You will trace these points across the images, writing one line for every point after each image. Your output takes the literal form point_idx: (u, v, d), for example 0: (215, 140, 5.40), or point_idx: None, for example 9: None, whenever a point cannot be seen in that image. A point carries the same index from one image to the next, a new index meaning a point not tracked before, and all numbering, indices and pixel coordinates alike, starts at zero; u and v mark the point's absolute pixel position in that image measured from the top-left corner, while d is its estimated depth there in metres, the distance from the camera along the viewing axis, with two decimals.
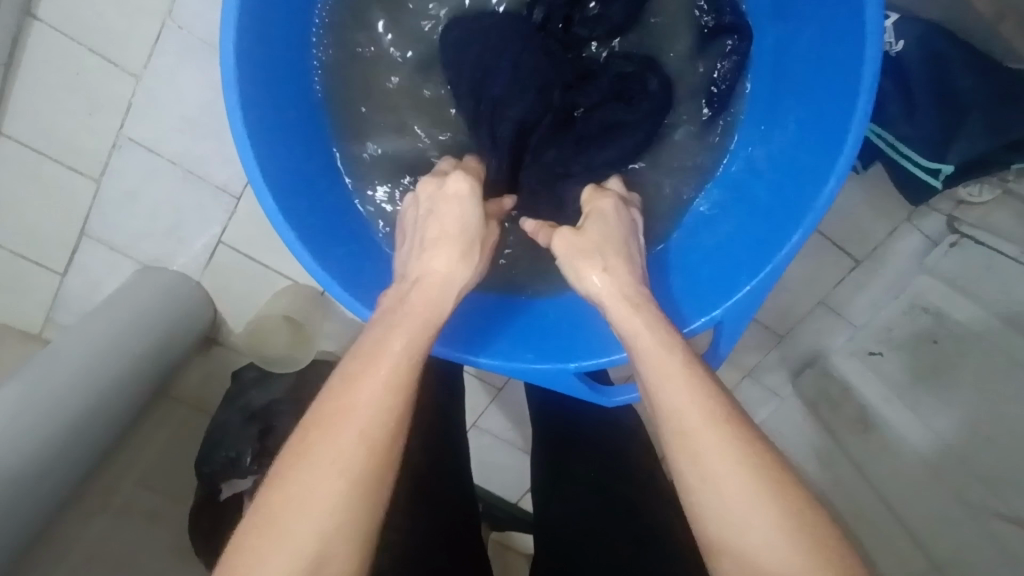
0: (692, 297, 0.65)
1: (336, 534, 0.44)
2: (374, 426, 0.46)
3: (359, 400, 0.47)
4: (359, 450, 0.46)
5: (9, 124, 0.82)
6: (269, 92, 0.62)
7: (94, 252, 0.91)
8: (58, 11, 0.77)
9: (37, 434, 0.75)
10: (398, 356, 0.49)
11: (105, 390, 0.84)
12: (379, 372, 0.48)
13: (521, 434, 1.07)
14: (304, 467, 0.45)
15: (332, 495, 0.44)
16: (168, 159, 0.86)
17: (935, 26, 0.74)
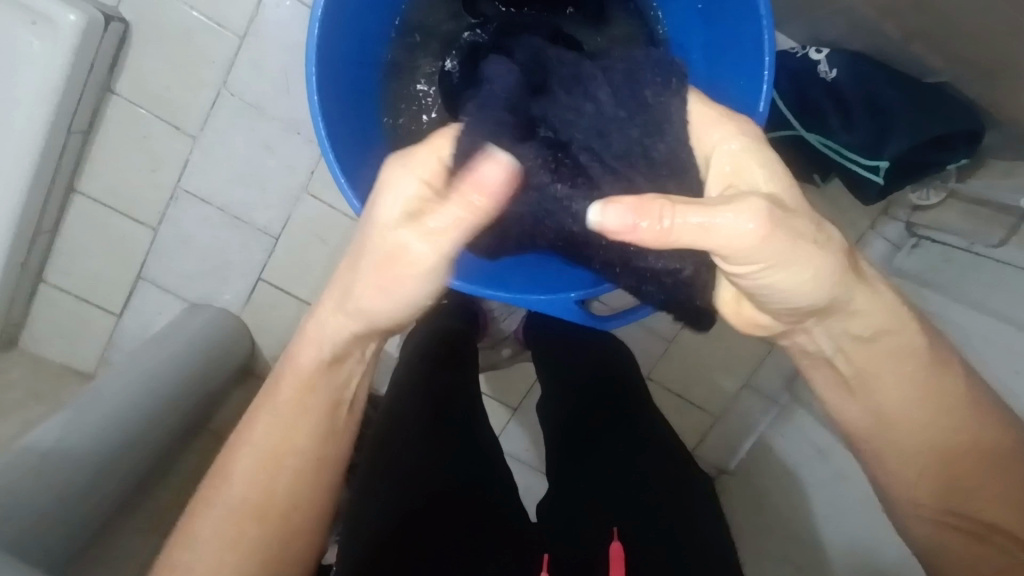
0: (732, 78, 0.65)
1: (260, 519, 0.48)
2: (253, 492, 0.49)
3: (243, 463, 0.50)
4: (281, 441, 0.50)
5: (83, 182, 0.97)
6: (341, 83, 0.67)
7: (148, 294, 1.02)
8: (132, 86, 0.93)
9: (98, 440, 0.82)
10: (280, 423, 0.50)
11: (157, 407, 0.91)
12: (262, 435, 0.50)
13: (539, 453, 1.13)
14: (194, 532, 0.48)
15: (223, 558, 0.47)
16: (217, 207, 0.99)
17: (859, 56, 0.90)
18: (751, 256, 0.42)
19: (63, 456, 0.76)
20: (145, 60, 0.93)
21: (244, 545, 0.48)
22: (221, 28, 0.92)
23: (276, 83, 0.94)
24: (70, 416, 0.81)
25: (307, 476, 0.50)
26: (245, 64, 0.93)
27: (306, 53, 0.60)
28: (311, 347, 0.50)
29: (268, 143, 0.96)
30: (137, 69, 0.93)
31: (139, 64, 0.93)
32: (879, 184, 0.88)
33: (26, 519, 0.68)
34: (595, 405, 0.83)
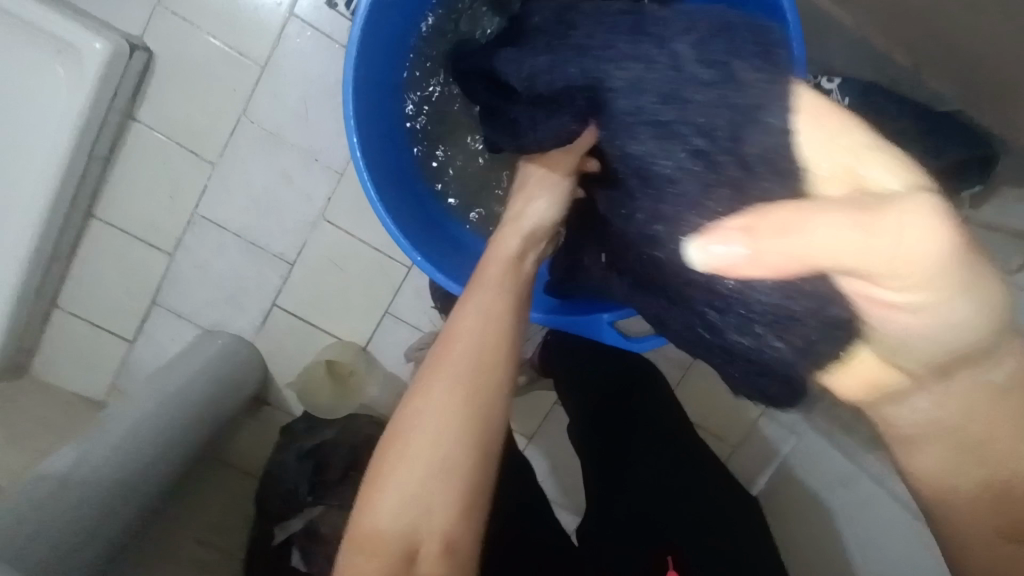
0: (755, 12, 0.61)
1: (448, 467, 0.46)
2: (478, 355, 0.50)
3: (465, 333, 0.51)
4: (461, 393, 0.48)
5: (101, 209, 0.97)
6: (382, 127, 0.73)
7: (162, 321, 1.02)
8: (153, 114, 0.94)
9: (111, 467, 0.79)
10: (494, 311, 0.53)
11: (170, 435, 0.89)
12: (479, 316, 0.52)
13: (556, 481, 1.11)
14: (418, 400, 0.48)
15: (444, 423, 0.47)
16: (234, 233, 0.99)
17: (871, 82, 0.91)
18: (915, 270, 0.31)
19: (76, 485, 0.74)
20: (167, 89, 0.94)
21: (435, 497, 0.46)
22: (242, 57, 0.93)
23: (295, 111, 0.95)
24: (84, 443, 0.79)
25: (491, 429, 0.49)
26: (265, 93, 0.94)
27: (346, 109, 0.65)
28: (487, 303, 0.53)
29: (286, 169, 0.97)
30: (158, 98, 0.94)
31: (160, 92, 0.94)
32: None
33: (41, 547, 0.67)
34: (632, 424, 0.85)
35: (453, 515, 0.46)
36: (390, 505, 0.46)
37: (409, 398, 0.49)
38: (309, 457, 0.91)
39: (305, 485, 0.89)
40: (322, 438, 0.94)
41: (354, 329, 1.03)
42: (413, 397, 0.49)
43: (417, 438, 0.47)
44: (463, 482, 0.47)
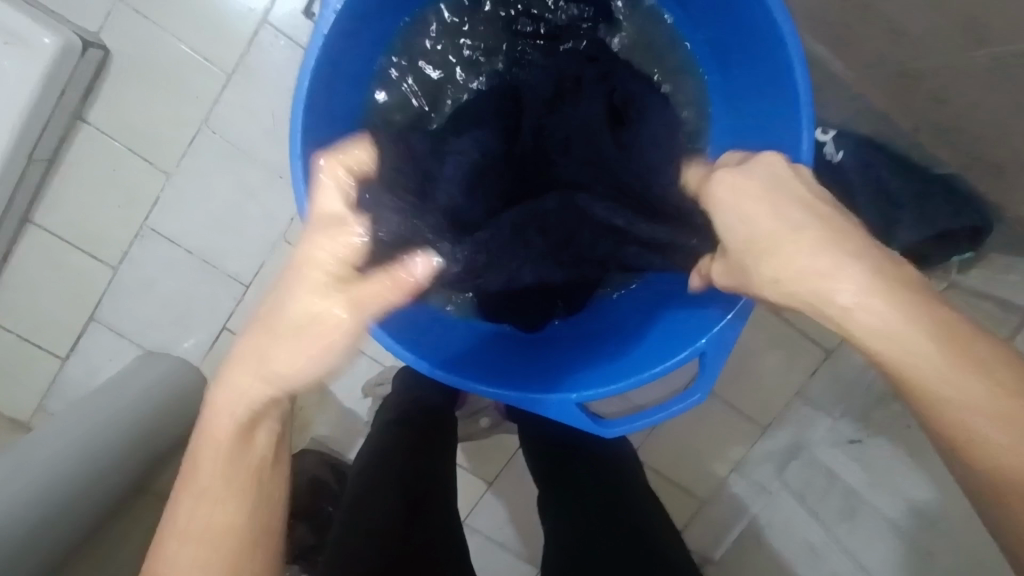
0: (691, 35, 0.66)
1: None
2: (226, 477, 0.43)
3: (206, 466, 0.43)
4: (229, 477, 0.43)
5: (41, 214, 0.89)
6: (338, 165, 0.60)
7: (99, 339, 0.94)
8: (106, 117, 0.87)
9: (22, 503, 0.74)
10: (233, 422, 0.44)
11: (95, 467, 0.83)
12: (222, 433, 0.44)
13: (516, 530, 1.04)
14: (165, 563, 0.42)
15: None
16: (186, 250, 0.92)
17: (867, 139, 0.87)
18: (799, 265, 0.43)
19: None
20: (123, 90, 0.87)
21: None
22: (209, 63, 0.87)
23: (261, 123, 0.89)
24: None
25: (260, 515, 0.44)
26: (231, 103, 0.88)
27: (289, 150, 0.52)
28: (229, 412, 0.44)
29: (246, 185, 0.90)
30: (114, 99, 0.87)
31: (116, 94, 0.87)
32: None
33: None
34: (599, 502, 0.81)
35: None
36: None
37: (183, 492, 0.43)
38: None
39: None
40: None
41: None
42: (182, 496, 0.43)
43: None
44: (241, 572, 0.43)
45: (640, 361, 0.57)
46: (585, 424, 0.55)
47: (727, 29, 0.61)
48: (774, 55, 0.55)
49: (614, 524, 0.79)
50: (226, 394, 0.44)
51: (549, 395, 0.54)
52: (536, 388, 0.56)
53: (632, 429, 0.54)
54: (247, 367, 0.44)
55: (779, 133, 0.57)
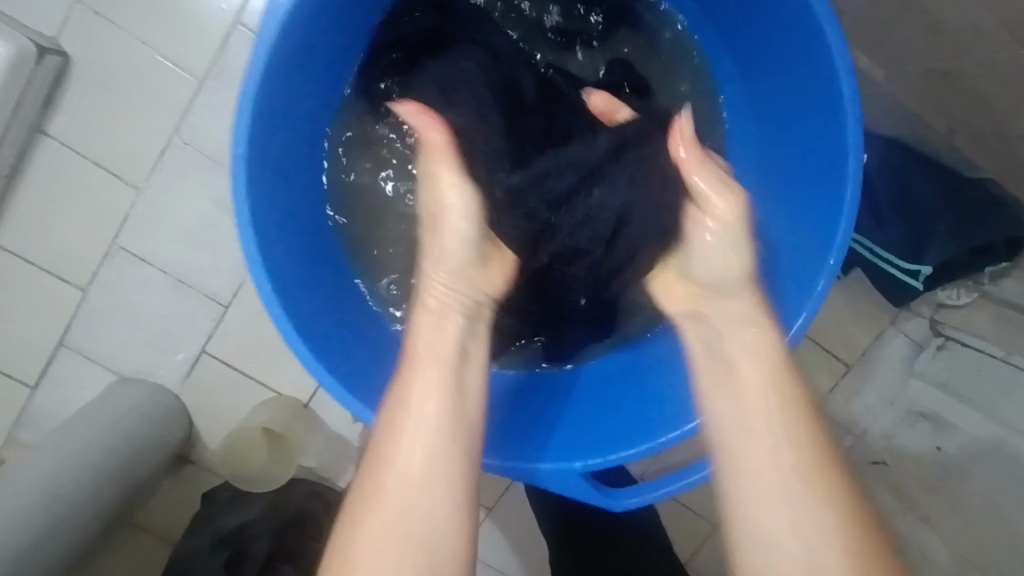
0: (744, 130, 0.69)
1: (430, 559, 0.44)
2: (436, 444, 0.47)
3: (416, 434, 0.47)
4: (437, 462, 0.47)
5: (4, 234, 0.83)
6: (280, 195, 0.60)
7: (71, 365, 0.88)
8: (70, 128, 0.81)
9: None
10: (438, 392, 0.49)
11: (75, 505, 0.77)
12: (428, 402, 0.49)
13: (518, 557, 0.99)
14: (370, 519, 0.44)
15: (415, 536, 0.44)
16: (160, 268, 0.86)
17: (893, 142, 0.81)
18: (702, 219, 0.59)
19: None
20: (86, 100, 0.80)
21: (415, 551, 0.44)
22: (177, 68, 0.80)
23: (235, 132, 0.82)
24: None
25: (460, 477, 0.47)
26: (202, 111, 0.81)
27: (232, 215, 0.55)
28: (432, 381, 0.50)
29: (222, 199, 0.84)
30: (77, 109, 0.81)
31: (79, 103, 0.80)
32: (919, 293, 0.79)
33: None
34: None
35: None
36: None
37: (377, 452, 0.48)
38: (224, 546, 0.82)
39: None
40: (244, 518, 0.85)
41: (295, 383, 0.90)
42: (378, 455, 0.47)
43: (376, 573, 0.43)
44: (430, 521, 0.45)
45: (653, 426, 0.58)
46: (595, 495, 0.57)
47: (782, 139, 0.64)
48: (832, 178, 0.57)
49: None
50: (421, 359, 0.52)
51: (558, 463, 0.57)
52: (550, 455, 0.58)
53: (644, 498, 0.56)
54: (436, 331, 0.54)
55: (811, 250, 0.59)
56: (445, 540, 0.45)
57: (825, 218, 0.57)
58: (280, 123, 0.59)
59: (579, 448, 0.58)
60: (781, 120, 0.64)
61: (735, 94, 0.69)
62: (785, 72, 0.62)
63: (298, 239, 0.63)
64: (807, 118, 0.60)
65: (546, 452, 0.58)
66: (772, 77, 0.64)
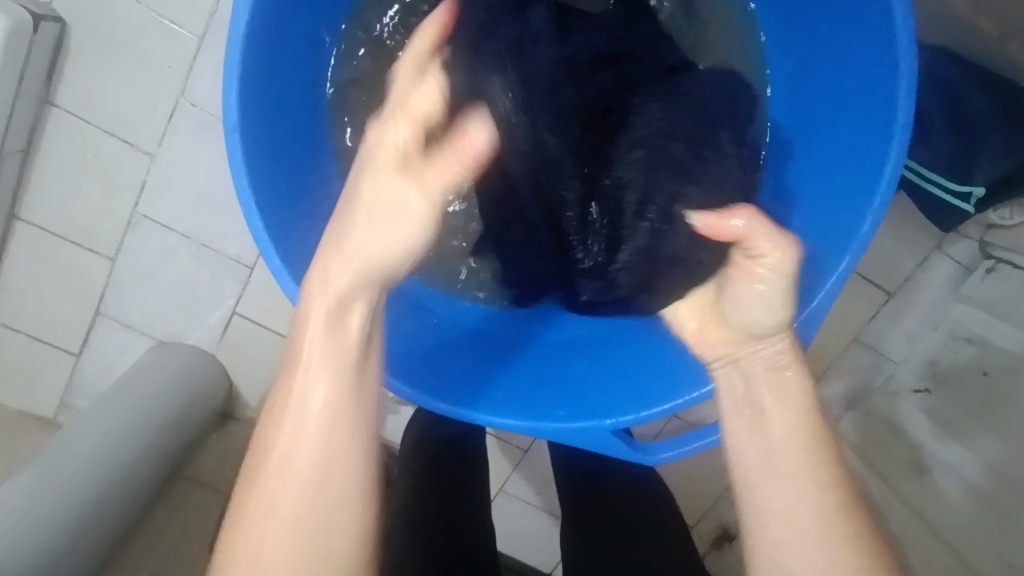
0: (782, 68, 0.66)
1: (325, 540, 0.45)
2: (326, 421, 0.46)
3: (295, 419, 0.46)
4: (310, 445, 0.46)
5: (27, 209, 0.84)
6: (285, 165, 0.60)
7: (109, 332, 0.90)
8: (77, 98, 0.80)
9: (58, 510, 0.72)
10: (329, 364, 0.46)
11: (127, 463, 0.80)
12: (314, 386, 0.46)
13: (551, 498, 1.01)
14: (253, 504, 0.45)
15: (296, 518, 0.44)
16: (183, 234, 0.86)
17: (943, 51, 0.74)
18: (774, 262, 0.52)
19: (18, 541, 0.67)
20: (89, 66, 0.79)
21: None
22: (176, 27, 0.78)
23: None
24: (29, 484, 0.72)
25: (330, 483, 0.45)
26: (206, 70, 0.79)
27: (237, 198, 0.54)
28: (322, 361, 0.46)
29: None
30: (81, 77, 0.79)
31: (84, 71, 0.79)
32: (969, 214, 0.73)
33: None
34: (615, 504, 0.87)
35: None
36: None
37: (247, 476, 0.46)
38: None
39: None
40: None
41: None
42: (248, 474, 0.46)
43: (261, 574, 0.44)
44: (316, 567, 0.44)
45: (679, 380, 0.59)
46: (623, 451, 0.58)
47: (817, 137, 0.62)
48: (877, 143, 0.55)
49: (619, 514, 0.85)
50: (302, 359, 0.47)
51: (578, 423, 0.56)
52: (561, 412, 0.58)
53: (681, 452, 0.56)
54: (333, 337, 0.47)
55: (834, 216, 0.58)
56: (345, 540, 0.45)
57: (838, 236, 0.56)
58: (272, 97, 0.58)
59: (581, 399, 0.59)
60: (824, 120, 0.61)
61: (783, 61, 0.66)
62: (841, 47, 0.58)
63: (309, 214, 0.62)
64: (853, 120, 0.58)
65: (530, 411, 0.58)
66: (829, 70, 0.61)
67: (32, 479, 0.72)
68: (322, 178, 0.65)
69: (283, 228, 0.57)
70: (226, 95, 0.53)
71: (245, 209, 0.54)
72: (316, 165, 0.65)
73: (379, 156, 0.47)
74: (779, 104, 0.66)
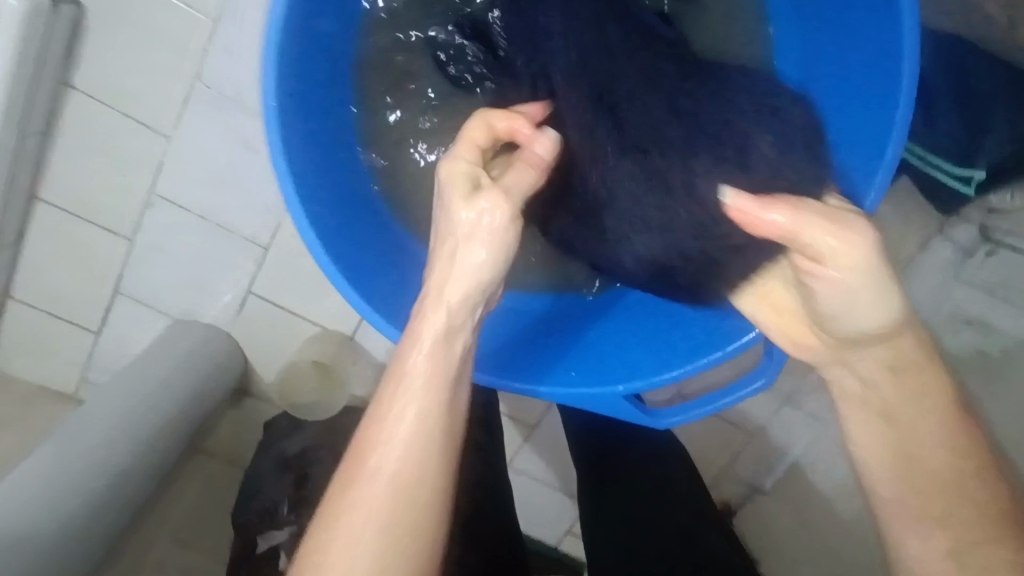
0: None
1: (413, 524, 0.47)
2: (429, 419, 0.48)
3: (400, 417, 0.48)
4: (413, 446, 0.47)
5: (45, 190, 0.86)
6: (315, 143, 0.61)
7: (127, 309, 0.93)
8: (93, 80, 0.81)
9: (87, 482, 0.75)
10: (435, 372, 0.48)
11: (149, 435, 0.83)
12: (420, 386, 0.48)
13: (558, 472, 1.04)
14: (352, 493, 0.47)
15: (394, 502, 0.46)
16: (199, 215, 0.88)
17: (949, 37, 0.75)
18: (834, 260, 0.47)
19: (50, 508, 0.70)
20: (104, 49, 0.80)
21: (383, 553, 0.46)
22: (188, 9, 0.77)
23: (256, 75, 0.81)
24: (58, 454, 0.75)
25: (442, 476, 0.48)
26: (219, 54, 0.80)
27: (274, 173, 0.56)
28: (429, 372, 0.48)
29: (249, 141, 0.84)
30: (97, 60, 0.80)
31: (99, 53, 0.80)
32: (971, 198, 0.74)
33: None
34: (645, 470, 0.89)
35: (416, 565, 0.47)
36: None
37: (353, 457, 0.48)
38: (290, 468, 0.89)
39: (286, 502, 0.87)
40: (303, 443, 0.90)
41: (336, 319, 0.93)
42: (362, 443, 0.48)
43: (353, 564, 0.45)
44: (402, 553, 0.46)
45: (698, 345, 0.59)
46: (635, 415, 0.60)
47: (830, 58, 0.64)
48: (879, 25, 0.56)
49: None
50: (409, 375, 0.49)
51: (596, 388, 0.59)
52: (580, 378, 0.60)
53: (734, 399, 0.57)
54: (426, 358, 0.49)
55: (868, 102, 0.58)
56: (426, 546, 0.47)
57: (878, 114, 0.57)
58: (304, 81, 0.60)
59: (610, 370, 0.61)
60: (837, 49, 0.63)
61: None
62: None
63: (340, 190, 0.64)
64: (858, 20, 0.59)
65: (619, 378, 0.59)
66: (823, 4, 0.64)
67: (60, 449, 0.75)
68: (349, 152, 0.67)
69: (318, 209, 0.59)
70: (266, 72, 0.54)
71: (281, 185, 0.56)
72: (343, 140, 0.67)
73: (467, 259, 0.49)
74: (795, 51, 0.68)
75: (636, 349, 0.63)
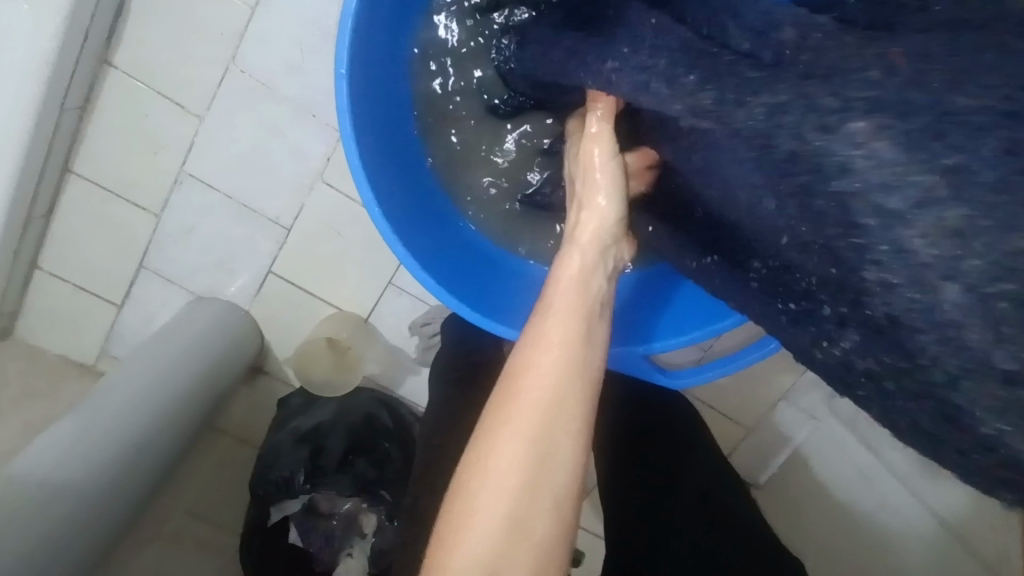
0: None
1: (543, 492, 0.45)
2: (561, 383, 0.47)
3: (534, 381, 0.47)
4: (545, 412, 0.46)
5: (79, 164, 0.89)
6: (378, 113, 0.65)
7: (150, 284, 0.96)
8: (133, 60, 0.84)
9: (114, 442, 0.77)
10: (565, 343, 0.48)
11: (171, 403, 0.86)
12: (551, 352, 0.48)
13: None
14: (482, 456, 0.46)
15: (524, 468, 0.45)
16: (225, 194, 0.91)
17: None
18: None
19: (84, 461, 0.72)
20: (143, 30, 0.83)
21: (511, 519, 0.44)
22: None
23: (289, 59, 0.84)
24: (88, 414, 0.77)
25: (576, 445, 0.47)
26: (254, 40, 0.83)
27: (341, 133, 0.59)
28: (561, 335, 0.48)
29: (276, 124, 0.87)
30: (137, 40, 0.83)
31: (140, 34, 0.83)
32: None
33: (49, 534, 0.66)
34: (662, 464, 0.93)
35: (547, 537, 0.45)
36: (461, 539, 0.44)
37: (488, 420, 0.47)
38: (306, 442, 0.91)
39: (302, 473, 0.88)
40: (319, 418, 0.93)
41: (351, 300, 0.96)
42: (495, 408, 0.48)
43: (480, 528, 0.44)
44: (532, 520, 0.44)
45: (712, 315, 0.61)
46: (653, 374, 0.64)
47: None
48: None
49: None
50: (541, 342, 0.48)
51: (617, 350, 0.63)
52: None
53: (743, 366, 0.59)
54: (556, 326, 0.49)
55: None
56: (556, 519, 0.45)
57: None
58: (381, 50, 0.63)
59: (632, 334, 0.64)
60: None
61: None
62: None
63: (394, 159, 0.67)
64: None
65: (638, 340, 0.64)
66: None
67: (90, 409, 0.78)
68: (405, 123, 0.70)
69: (377, 180, 0.62)
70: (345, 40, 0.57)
71: (347, 144, 0.59)
72: (405, 113, 0.70)
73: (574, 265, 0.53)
74: None
75: (658, 315, 0.65)
